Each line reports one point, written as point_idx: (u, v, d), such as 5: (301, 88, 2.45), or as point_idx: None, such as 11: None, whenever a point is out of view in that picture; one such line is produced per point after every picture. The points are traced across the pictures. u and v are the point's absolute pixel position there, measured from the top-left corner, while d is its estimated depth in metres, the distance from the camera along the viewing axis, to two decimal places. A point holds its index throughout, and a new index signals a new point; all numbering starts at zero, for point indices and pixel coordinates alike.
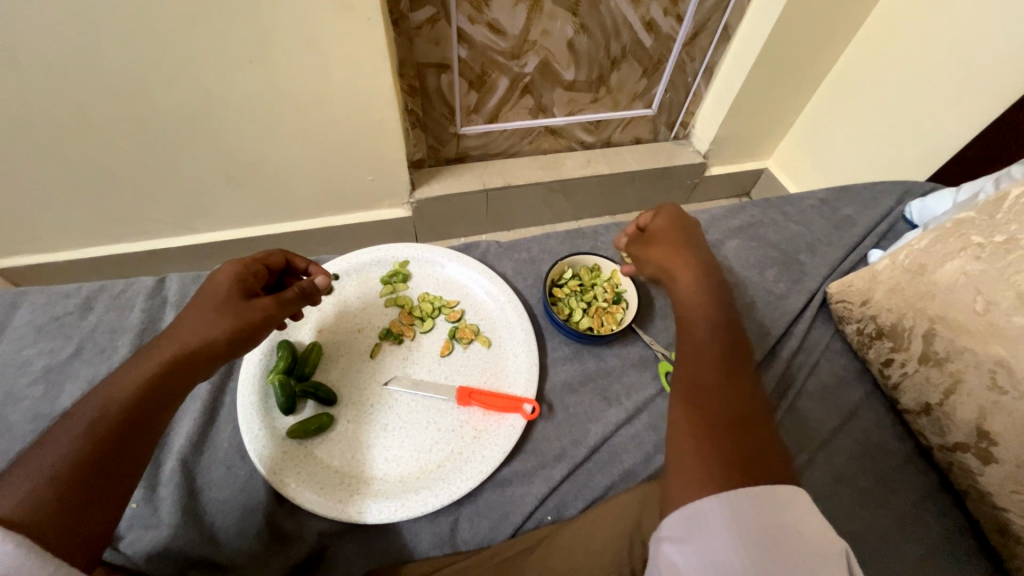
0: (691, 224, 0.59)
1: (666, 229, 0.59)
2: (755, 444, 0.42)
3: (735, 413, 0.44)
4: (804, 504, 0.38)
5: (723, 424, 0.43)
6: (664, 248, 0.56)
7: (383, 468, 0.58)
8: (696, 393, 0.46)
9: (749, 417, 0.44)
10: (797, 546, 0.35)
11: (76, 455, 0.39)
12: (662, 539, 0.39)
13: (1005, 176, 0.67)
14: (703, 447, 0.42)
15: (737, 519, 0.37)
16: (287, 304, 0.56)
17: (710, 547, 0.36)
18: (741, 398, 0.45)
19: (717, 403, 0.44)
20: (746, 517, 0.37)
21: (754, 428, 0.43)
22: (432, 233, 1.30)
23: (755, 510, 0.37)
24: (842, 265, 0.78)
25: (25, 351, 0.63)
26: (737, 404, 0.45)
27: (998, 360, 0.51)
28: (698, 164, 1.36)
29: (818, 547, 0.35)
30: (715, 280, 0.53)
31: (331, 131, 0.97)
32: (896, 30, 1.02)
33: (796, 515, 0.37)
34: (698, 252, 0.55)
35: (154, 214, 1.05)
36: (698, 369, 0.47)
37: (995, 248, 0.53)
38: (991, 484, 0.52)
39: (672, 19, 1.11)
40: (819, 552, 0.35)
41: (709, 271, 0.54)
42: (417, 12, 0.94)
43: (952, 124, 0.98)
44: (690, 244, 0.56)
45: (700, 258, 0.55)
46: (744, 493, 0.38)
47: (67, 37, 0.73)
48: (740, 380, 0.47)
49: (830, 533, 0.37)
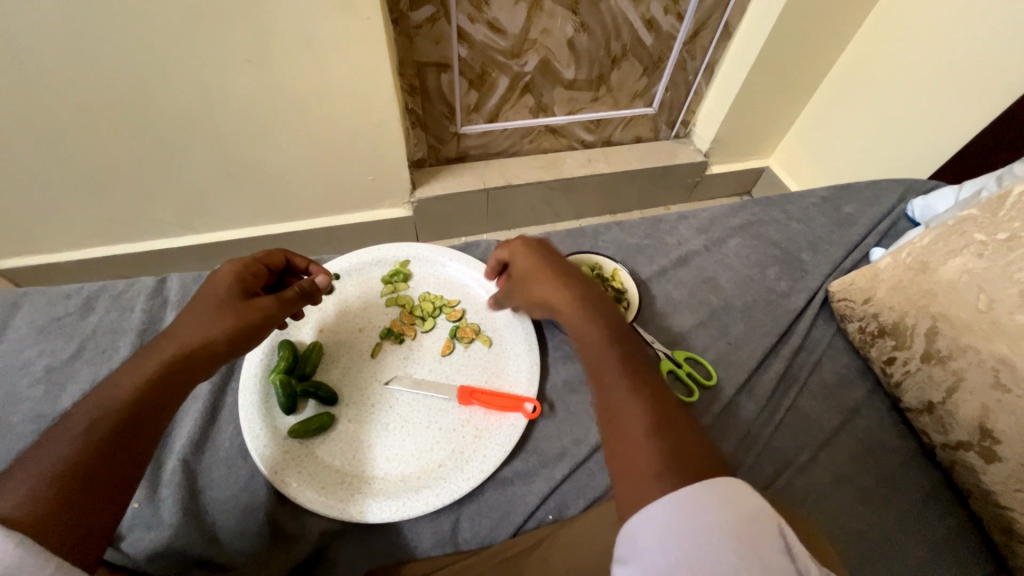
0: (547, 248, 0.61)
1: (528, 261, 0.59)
2: (682, 438, 0.41)
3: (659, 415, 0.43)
4: (742, 490, 0.35)
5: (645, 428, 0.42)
6: (534, 281, 0.57)
7: (383, 468, 0.58)
8: (614, 408, 0.44)
9: (669, 414, 0.43)
10: (743, 539, 0.33)
11: (79, 453, 0.39)
12: (613, 562, 0.36)
13: (1008, 174, 0.67)
14: (638, 458, 0.40)
15: (678, 526, 0.34)
16: (288, 303, 0.56)
17: (657, 559, 0.34)
18: (657, 398, 0.44)
19: (638, 408, 0.43)
20: (685, 522, 0.34)
21: (674, 425, 0.42)
22: (433, 233, 1.30)
23: (694, 512, 0.34)
24: (843, 264, 0.77)
25: (26, 352, 0.63)
26: (656, 404, 0.44)
27: (1001, 358, 0.50)
28: (699, 162, 1.35)
29: (764, 536, 0.33)
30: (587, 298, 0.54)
31: (331, 131, 0.97)
32: (897, 27, 1.02)
33: (738, 505, 0.34)
34: (563, 274, 0.57)
35: (155, 215, 1.05)
36: (608, 384, 0.46)
37: (998, 246, 0.53)
38: (994, 482, 0.52)
39: (672, 17, 1.10)
40: (767, 539, 0.33)
41: (578, 289, 0.55)
42: (417, 11, 0.94)
43: (953, 121, 0.98)
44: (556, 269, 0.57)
45: (574, 280, 0.56)
46: (679, 495, 0.35)
47: (66, 38, 0.73)
48: (650, 382, 0.46)
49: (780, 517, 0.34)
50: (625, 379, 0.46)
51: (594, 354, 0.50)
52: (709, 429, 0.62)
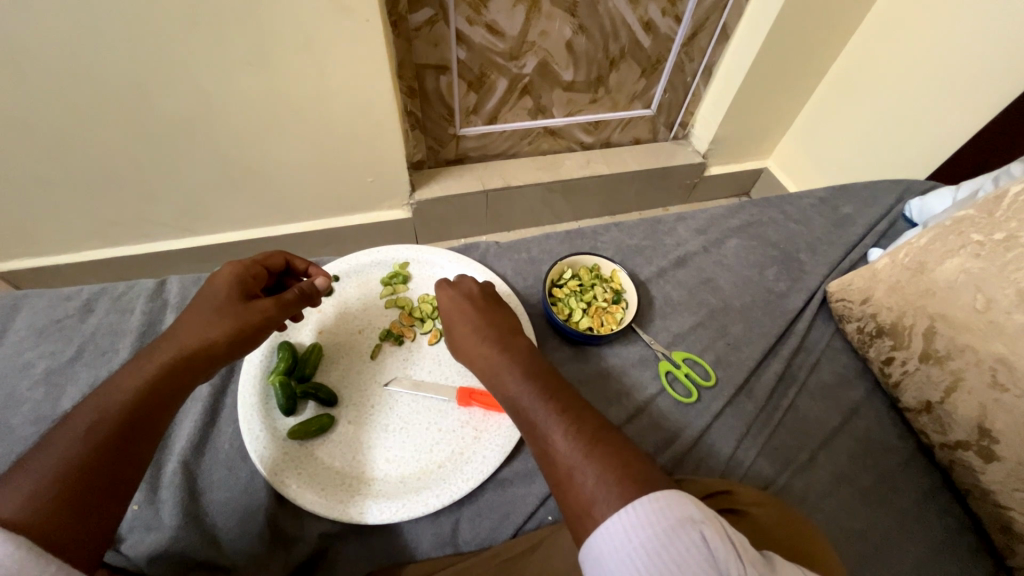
0: (466, 295, 0.59)
1: (450, 313, 0.58)
2: (613, 451, 0.40)
3: (585, 436, 0.42)
4: (664, 500, 0.35)
5: (574, 453, 0.41)
6: (458, 332, 0.56)
7: (383, 469, 0.58)
8: (543, 443, 0.43)
9: (594, 432, 0.42)
10: (670, 553, 0.33)
11: (79, 456, 0.39)
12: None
13: (1005, 174, 0.67)
14: (577, 487, 0.39)
15: (612, 553, 0.35)
16: (287, 306, 0.56)
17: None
18: (580, 418, 0.43)
19: (565, 435, 0.42)
20: (618, 550, 0.35)
21: (615, 454, 0.40)
22: (433, 234, 1.30)
23: (622, 538, 0.35)
24: (842, 264, 0.78)
25: (26, 354, 0.63)
26: (581, 424, 0.43)
27: (999, 358, 0.51)
28: (698, 164, 1.36)
29: (689, 545, 0.33)
30: (509, 341, 0.53)
31: (331, 133, 0.97)
32: (894, 29, 1.03)
33: (661, 520, 0.34)
34: (480, 312, 0.57)
35: (155, 217, 1.05)
36: (531, 419, 0.45)
37: (994, 246, 0.53)
38: (993, 482, 0.52)
39: (670, 19, 1.11)
40: (694, 548, 0.33)
41: (496, 326, 0.55)
42: (416, 13, 0.94)
43: (950, 122, 0.98)
44: (476, 316, 0.56)
45: (493, 325, 0.55)
46: (608, 522, 0.36)
47: (66, 41, 0.74)
48: (569, 405, 0.45)
49: (706, 514, 0.35)
50: (547, 408, 0.44)
51: (510, 389, 0.48)
52: (709, 429, 0.62)
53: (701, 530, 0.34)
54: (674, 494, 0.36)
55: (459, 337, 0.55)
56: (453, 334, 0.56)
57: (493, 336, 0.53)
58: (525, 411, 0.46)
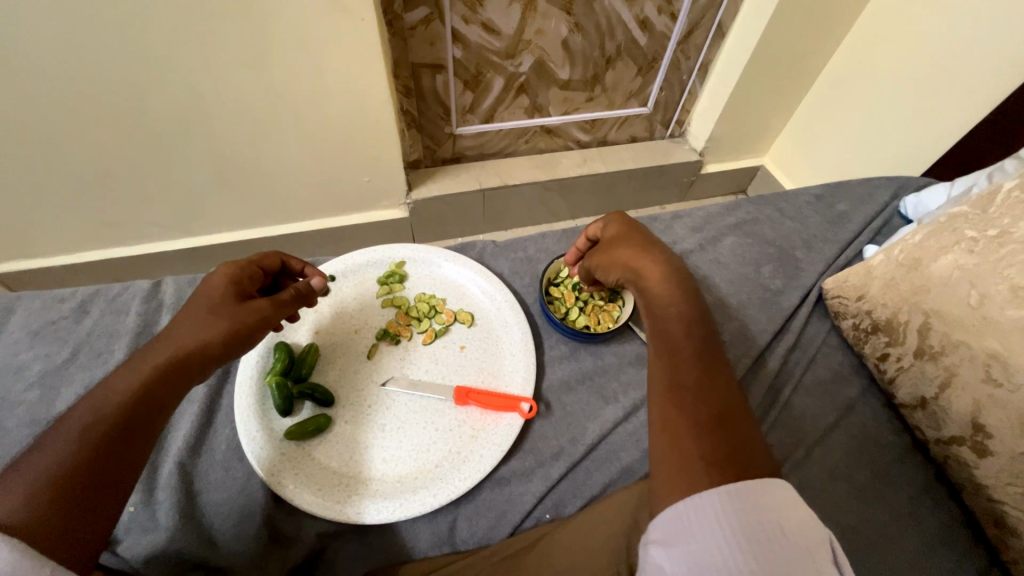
0: (640, 226, 0.61)
1: (620, 234, 0.60)
2: (731, 414, 0.45)
3: (717, 392, 0.47)
4: (764, 487, 0.39)
5: (700, 398, 0.46)
6: (624, 249, 0.58)
7: (381, 469, 0.58)
8: (679, 382, 0.48)
9: (722, 391, 0.47)
10: (761, 536, 0.36)
11: (74, 456, 0.39)
12: (650, 543, 0.39)
13: (998, 171, 0.68)
14: (679, 433, 0.44)
15: (704, 521, 0.38)
16: (283, 306, 0.56)
17: (684, 559, 0.37)
18: (719, 388, 0.47)
19: (696, 393, 0.46)
20: (708, 527, 0.37)
21: (730, 431, 0.44)
22: (429, 233, 1.30)
23: (713, 517, 0.37)
24: (837, 261, 0.78)
25: (21, 356, 0.63)
26: (714, 393, 0.47)
27: (992, 354, 0.51)
28: (694, 162, 1.36)
29: (789, 537, 0.36)
30: (679, 278, 0.55)
31: (327, 133, 0.97)
32: (890, 27, 1.03)
33: (751, 510, 0.37)
34: (648, 246, 0.58)
35: (150, 218, 1.05)
36: (676, 360, 0.49)
37: (988, 242, 0.54)
38: (987, 476, 0.53)
39: (665, 18, 1.11)
40: (798, 553, 0.35)
41: (667, 262, 0.56)
42: (411, 12, 0.94)
43: (945, 119, 0.98)
44: (647, 244, 0.58)
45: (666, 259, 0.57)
46: (702, 500, 0.38)
47: (60, 42, 0.74)
48: (717, 363, 0.50)
49: (812, 520, 0.38)
50: (693, 362, 0.49)
51: (670, 326, 0.52)
52: None
53: (788, 517, 0.37)
54: (760, 479, 0.40)
55: (622, 261, 0.58)
56: (616, 259, 0.58)
57: (667, 269, 0.55)
58: (672, 345, 0.51)
